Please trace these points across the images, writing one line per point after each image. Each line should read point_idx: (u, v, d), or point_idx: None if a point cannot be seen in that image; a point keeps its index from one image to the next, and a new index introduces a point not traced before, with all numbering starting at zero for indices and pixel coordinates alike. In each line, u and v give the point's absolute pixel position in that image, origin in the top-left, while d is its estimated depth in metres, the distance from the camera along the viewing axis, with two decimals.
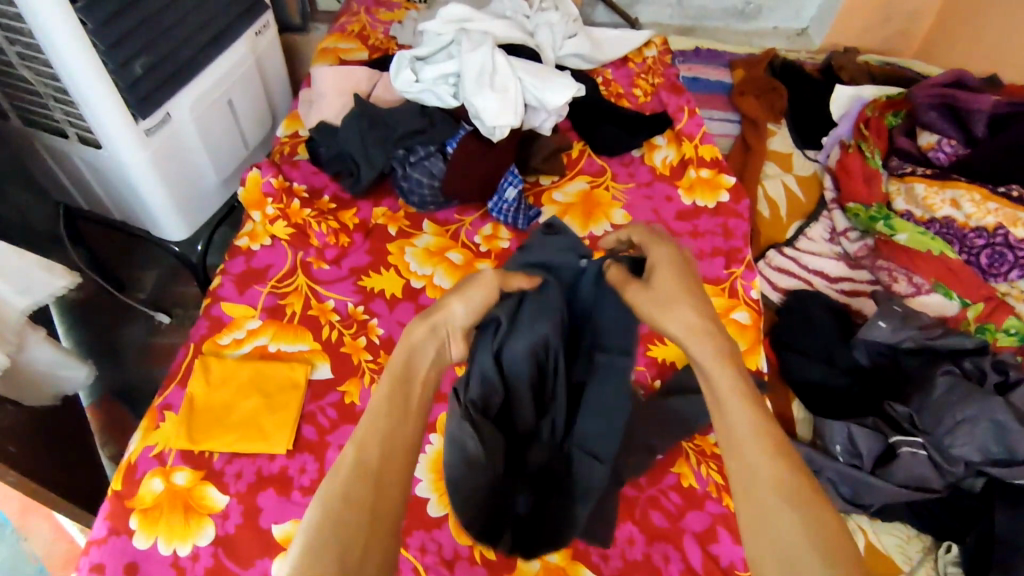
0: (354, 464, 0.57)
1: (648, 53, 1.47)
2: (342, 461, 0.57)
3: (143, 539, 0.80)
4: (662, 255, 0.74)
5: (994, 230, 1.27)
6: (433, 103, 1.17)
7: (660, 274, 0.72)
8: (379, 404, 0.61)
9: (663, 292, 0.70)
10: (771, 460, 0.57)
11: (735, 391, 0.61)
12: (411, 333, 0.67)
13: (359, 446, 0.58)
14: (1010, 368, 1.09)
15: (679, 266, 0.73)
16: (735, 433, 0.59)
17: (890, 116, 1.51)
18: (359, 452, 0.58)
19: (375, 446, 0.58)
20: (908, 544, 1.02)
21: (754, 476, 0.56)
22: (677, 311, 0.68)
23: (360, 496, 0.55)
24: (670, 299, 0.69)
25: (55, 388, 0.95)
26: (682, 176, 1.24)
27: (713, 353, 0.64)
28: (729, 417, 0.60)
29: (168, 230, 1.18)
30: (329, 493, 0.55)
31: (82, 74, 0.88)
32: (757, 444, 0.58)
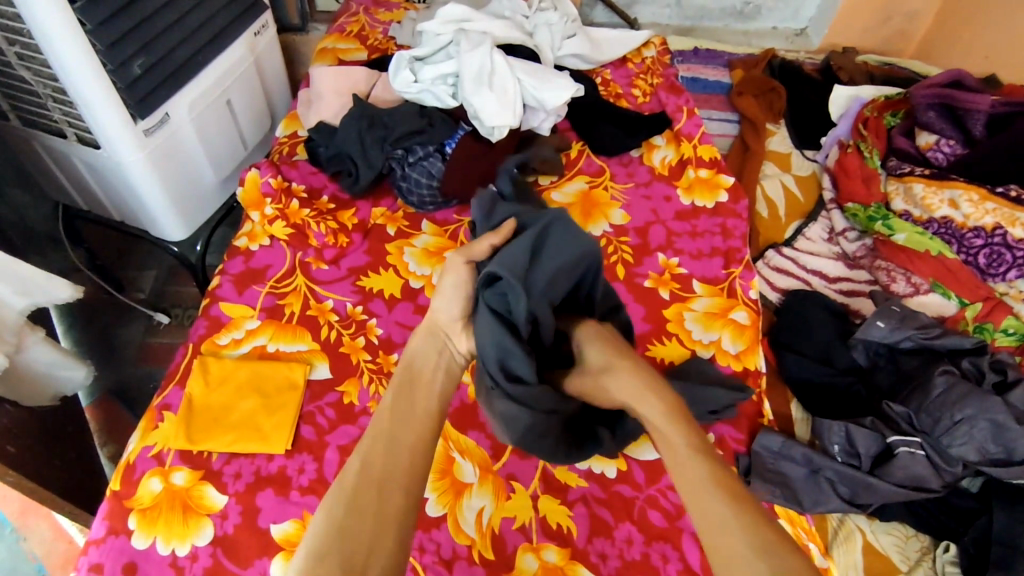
0: (356, 473, 0.67)
1: (647, 54, 1.47)
2: (348, 473, 0.68)
3: (142, 539, 0.80)
4: (590, 332, 0.84)
5: (992, 230, 1.27)
6: (432, 104, 1.18)
7: (592, 348, 0.82)
8: (378, 423, 0.72)
9: (602, 365, 0.80)
10: (727, 505, 0.66)
11: (688, 448, 0.72)
12: (415, 343, 0.81)
13: (362, 462, 0.69)
14: (1009, 368, 1.09)
15: (608, 340, 0.83)
16: (692, 486, 0.69)
17: (889, 116, 1.51)
18: (362, 465, 0.68)
19: (376, 456, 0.69)
20: (906, 543, 1.03)
21: (718, 521, 0.65)
22: (623, 385, 0.78)
23: (361, 499, 0.65)
24: (612, 373, 0.79)
25: (55, 389, 0.95)
26: (681, 176, 1.24)
27: (674, 430, 0.73)
28: (685, 470, 0.70)
29: (168, 231, 1.18)
30: (333, 504, 0.65)
31: (81, 74, 0.88)
32: (712, 493, 0.68)
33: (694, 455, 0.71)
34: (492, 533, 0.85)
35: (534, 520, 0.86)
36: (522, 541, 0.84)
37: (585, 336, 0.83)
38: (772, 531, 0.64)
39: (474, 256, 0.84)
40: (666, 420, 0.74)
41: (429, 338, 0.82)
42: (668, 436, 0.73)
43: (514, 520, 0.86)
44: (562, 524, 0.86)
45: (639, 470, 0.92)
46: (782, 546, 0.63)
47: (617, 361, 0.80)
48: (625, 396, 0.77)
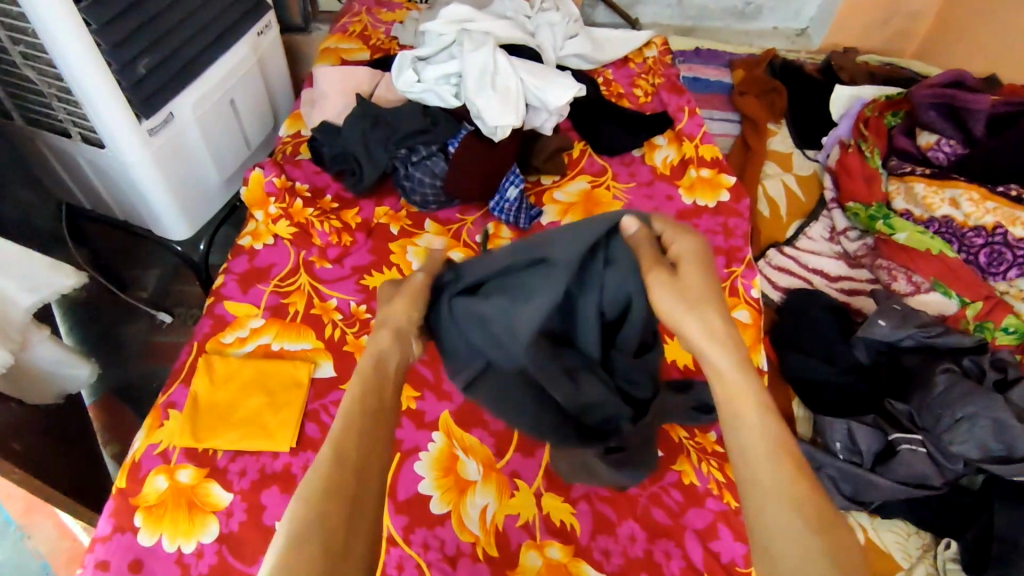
0: (332, 461, 0.56)
1: (648, 54, 1.47)
2: (319, 461, 0.56)
3: (148, 537, 0.81)
4: (690, 246, 0.66)
5: (993, 230, 1.27)
6: (434, 104, 1.18)
7: (689, 268, 0.64)
8: (351, 402, 0.61)
9: (691, 286, 0.63)
10: (791, 483, 0.55)
11: (758, 406, 0.58)
12: (377, 339, 0.67)
13: (335, 447, 0.57)
14: (1010, 366, 1.09)
15: (705, 260, 0.65)
16: (750, 446, 0.58)
17: (889, 115, 1.51)
18: (335, 450, 0.57)
19: (353, 442, 0.58)
20: (908, 541, 1.03)
21: (770, 494, 0.55)
22: (703, 316, 0.62)
23: (341, 494, 0.55)
24: (695, 301, 0.62)
25: (59, 387, 0.95)
26: (683, 176, 1.24)
27: (733, 364, 0.60)
28: (747, 429, 0.58)
29: (171, 230, 1.19)
30: (306, 496, 0.54)
31: (86, 74, 0.89)
32: (776, 464, 0.56)
33: (762, 415, 0.58)
34: (496, 531, 0.85)
35: (538, 517, 0.87)
36: (526, 538, 0.85)
37: (680, 250, 0.66)
38: (837, 525, 0.54)
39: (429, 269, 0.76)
40: (739, 368, 0.60)
41: (395, 338, 0.68)
42: (736, 385, 0.60)
43: (518, 518, 0.86)
44: (566, 522, 0.87)
45: None
46: (842, 534, 0.54)
47: (707, 287, 0.63)
48: (692, 326, 0.62)
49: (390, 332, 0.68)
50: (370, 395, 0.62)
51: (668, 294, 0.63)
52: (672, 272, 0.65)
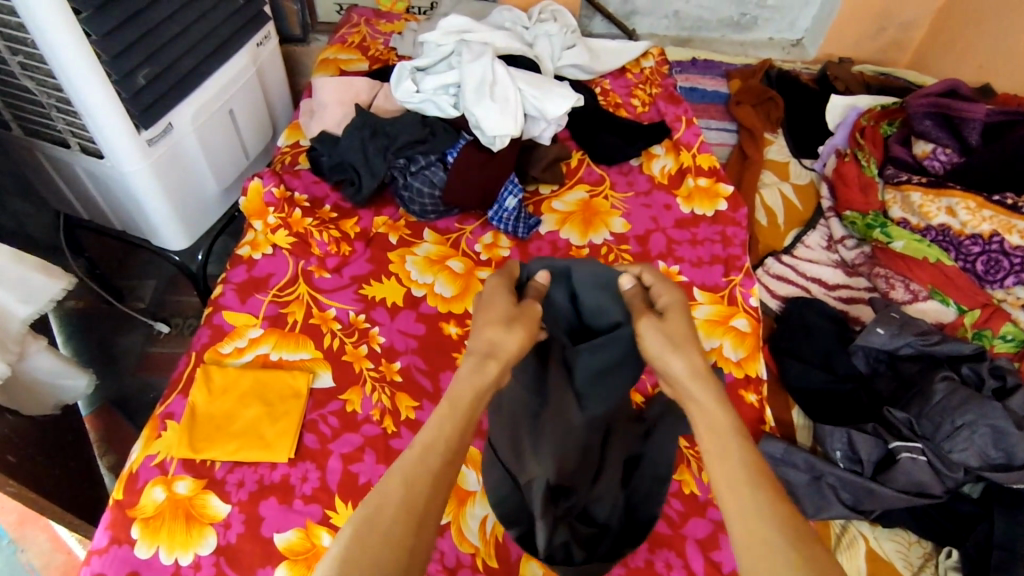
0: (402, 501, 0.57)
1: (645, 64, 1.48)
2: (389, 495, 0.57)
3: (145, 549, 0.80)
4: (675, 301, 0.74)
5: (989, 238, 1.28)
6: (434, 114, 1.19)
7: (676, 316, 0.71)
8: (433, 438, 0.61)
9: (676, 332, 0.70)
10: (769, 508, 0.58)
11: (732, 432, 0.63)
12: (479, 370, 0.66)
13: (408, 483, 0.58)
14: (1007, 373, 1.09)
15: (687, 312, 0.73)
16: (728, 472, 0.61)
17: (884, 125, 1.53)
18: (408, 489, 0.57)
19: (422, 487, 0.58)
20: (909, 550, 1.01)
21: (753, 529, 0.57)
22: (683, 354, 0.68)
23: (403, 537, 0.55)
24: (679, 343, 0.69)
25: (55, 398, 0.95)
26: (680, 185, 1.25)
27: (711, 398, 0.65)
28: (721, 460, 0.62)
29: (169, 240, 1.18)
30: (371, 527, 0.55)
31: (86, 84, 0.89)
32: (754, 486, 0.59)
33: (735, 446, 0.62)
34: (496, 542, 0.85)
35: None
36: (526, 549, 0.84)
37: (666, 303, 0.74)
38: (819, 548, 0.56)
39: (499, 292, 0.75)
40: (720, 402, 0.65)
41: (500, 371, 0.67)
42: (715, 422, 0.64)
43: None
44: None
45: None
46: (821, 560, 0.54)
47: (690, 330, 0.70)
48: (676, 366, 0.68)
49: (492, 364, 0.67)
50: (452, 433, 0.62)
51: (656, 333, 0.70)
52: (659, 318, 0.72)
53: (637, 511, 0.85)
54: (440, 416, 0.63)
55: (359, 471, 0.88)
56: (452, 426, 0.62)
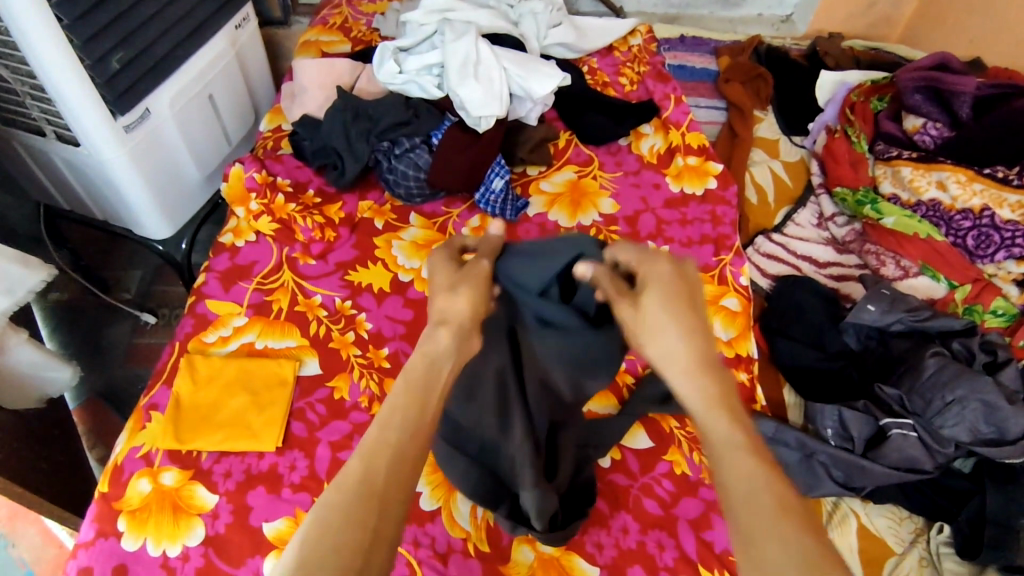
0: (362, 478, 0.56)
1: (633, 42, 1.46)
2: (350, 473, 0.57)
3: (131, 541, 0.79)
4: (658, 273, 0.70)
5: (980, 212, 1.28)
6: (416, 95, 1.16)
7: (651, 294, 0.69)
8: (391, 417, 0.61)
9: (650, 316, 0.68)
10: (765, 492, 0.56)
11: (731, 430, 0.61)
12: (435, 343, 0.67)
13: (366, 462, 0.57)
14: (998, 347, 1.10)
15: (672, 290, 0.69)
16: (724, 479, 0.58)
17: (874, 100, 1.51)
18: (366, 470, 0.57)
19: (383, 465, 0.58)
20: (901, 526, 1.03)
21: (754, 526, 0.54)
22: (664, 343, 0.67)
23: (361, 517, 0.54)
24: (657, 331, 0.67)
25: (40, 391, 0.93)
26: (669, 165, 1.23)
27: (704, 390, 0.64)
28: (724, 459, 0.59)
29: (151, 230, 1.16)
30: (329, 512, 0.54)
31: (58, 69, 0.86)
32: (756, 480, 0.57)
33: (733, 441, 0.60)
34: (488, 525, 0.84)
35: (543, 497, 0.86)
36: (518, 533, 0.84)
37: (646, 277, 0.70)
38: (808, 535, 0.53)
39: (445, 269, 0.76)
40: (708, 400, 0.63)
41: (453, 337, 0.68)
42: (709, 421, 0.62)
43: None
44: None
45: (633, 459, 0.91)
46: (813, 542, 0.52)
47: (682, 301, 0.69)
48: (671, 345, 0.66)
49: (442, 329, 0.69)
50: (410, 413, 0.61)
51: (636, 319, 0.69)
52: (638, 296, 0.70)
53: (585, 478, 0.87)
54: (396, 392, 0.63)
55: (347, 458, 0.87)
56: (412, 405, 0.62)
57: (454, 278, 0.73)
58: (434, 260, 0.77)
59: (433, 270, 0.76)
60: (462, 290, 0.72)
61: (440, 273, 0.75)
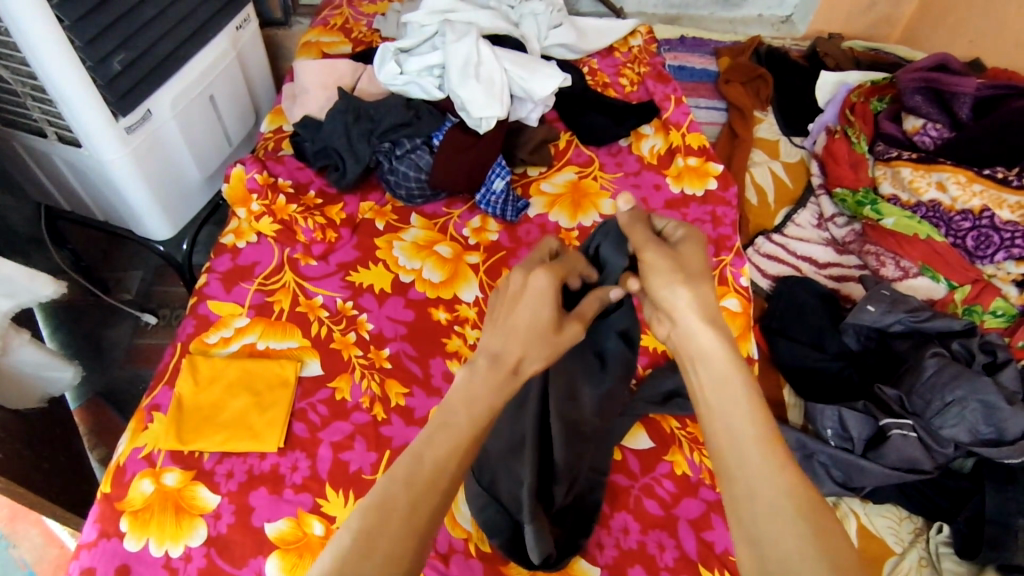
0: (409, 512, 0.51)
1: (633, 43, 1.46)
2: (394, 501, 0.51)
3: (134, 541, 0.80)
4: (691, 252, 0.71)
5: (980, 213, 1.28)
6: (418, 96, 1.17)
7: (690, 250, 0.71)
8: (448, 439, 0.55)
9: (690, 262, 0.69)
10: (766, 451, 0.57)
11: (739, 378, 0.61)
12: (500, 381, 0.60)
13: (416, 496, 0.52)
14: (998, 348, 1.09)
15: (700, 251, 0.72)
16: (734, 427, 0.58)
17: (875, 101, 1.51)
18: (416, 497, 0.52)
19: (431, 496, 0.52)
20: (900, 525, 1.04)
21: (758, 479, 0.55)
22: (697, 289, 0.67)
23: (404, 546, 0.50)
24: (693, 277, 0.68)
25: (41, 391, 0.93)
26: (670, 165, 1.24)
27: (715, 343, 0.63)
28: (730, 414, 0.59)
29: (152, 230, 1.16)
30: (374, 533, 0.49)
31: (60, 70, 0.86)
32: (759, 436, 0.57)
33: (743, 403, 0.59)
34: None
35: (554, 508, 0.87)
36: None
37: (683, 236, 0.73)
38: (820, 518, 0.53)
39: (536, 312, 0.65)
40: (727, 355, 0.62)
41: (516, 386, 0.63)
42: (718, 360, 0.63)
43: None
44: None
45: (633, 459, 0.92)
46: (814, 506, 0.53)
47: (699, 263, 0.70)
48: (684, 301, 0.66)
49: (491, 369, 0.61)
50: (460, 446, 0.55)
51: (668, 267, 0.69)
52: (672, 249, 0.71)
53: (591, 498, 0.86)
54: (456, 409, 0.57)
55: (349, 459, 0.87)
56: (464, 436, 0.56)
57: (541, 336, 0.64)
58: (536, 284, 0.67)
59: (519, 300, 0.66)
60: (547, 350, 0.64)
61: (530, 317, 0.65)
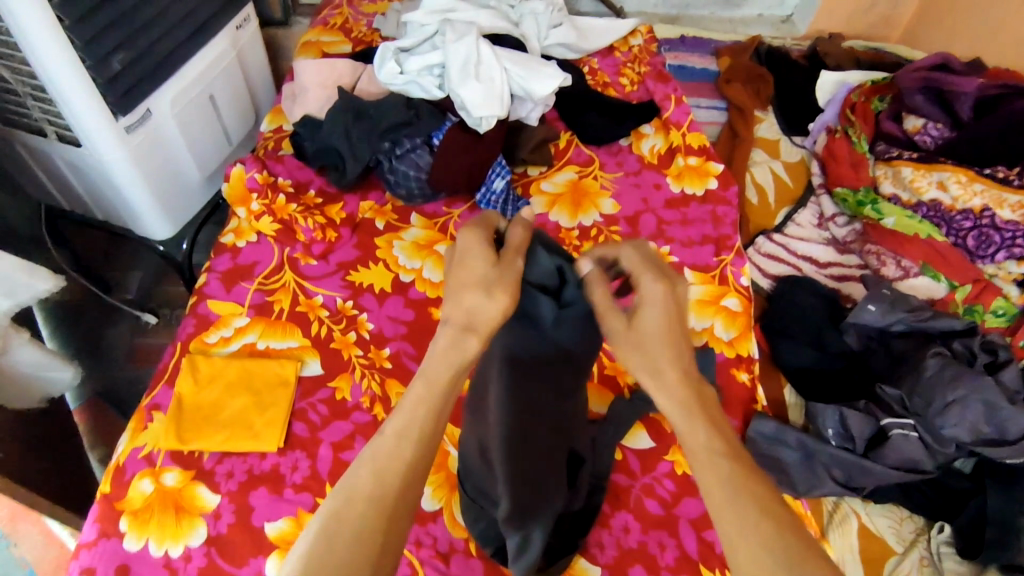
0: (374, 493, 0.52)
1: (633, 42, 1.46)
2: (359, 486, 0.52)
3: (134, 541, 0.79)
4: (653, 293, 0.62)
5: (981, 212, 1.28)
6: (417, 95, 1.17)
7: (646, 314, 0.62)
8: (408, 419, 0.55)
9: (645, 335, 0.61)
10: (756, 525, 0.52)
11: (710, 450, 0.57)
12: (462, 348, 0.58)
13: (379, 477, 0.52)
14: (998, 347, 1.09)
15: (671, 309, 0.62)
16: (718, 515, 0.54)
17: (876, 100, 1.51)
18: (377, 478, 0.53)
19: (397, 474, 0.53)
20: (901, 525, 1.04)
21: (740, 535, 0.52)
22: (655, 365, 0.60)
23: (371, 527, 0.50)
24: (648, 350, 0.61)
25: (41, 391, 0.93)
26: (671, 165, 1.23)
27: (684, 404, 0.59)
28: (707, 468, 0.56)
29: (152, 230, 1.16)
30: (339, 516, 0.51)
31: (59, 69, 0.86)
32: (744, 505, 0.53)
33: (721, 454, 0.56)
34: None
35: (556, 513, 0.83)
36: None
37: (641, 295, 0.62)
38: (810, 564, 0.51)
39: (466, 278, 0.60)
40: (697, 413, 0.59)
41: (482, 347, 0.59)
42: (687, 435, 0.58)
43: None
44: None
45: (634, 459, 0.91)
46: (811, 564, 0.50)
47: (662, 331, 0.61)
48: (646, 372, 0.61)
49: (446, 330, 0.59)
50: (424, 425, 0.55)
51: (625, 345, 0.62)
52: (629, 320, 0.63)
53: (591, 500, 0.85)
54: (413, 390, 0.57)
55: (350, 458, 0.87)
56: (428, 411, 0.56)
57: (490, 273, 0.60)
58: (459, 254, 0.62)
59: (459, 256, 0.62)
60: (501, 288, 0.60)
61: (473, 262, 0.61)
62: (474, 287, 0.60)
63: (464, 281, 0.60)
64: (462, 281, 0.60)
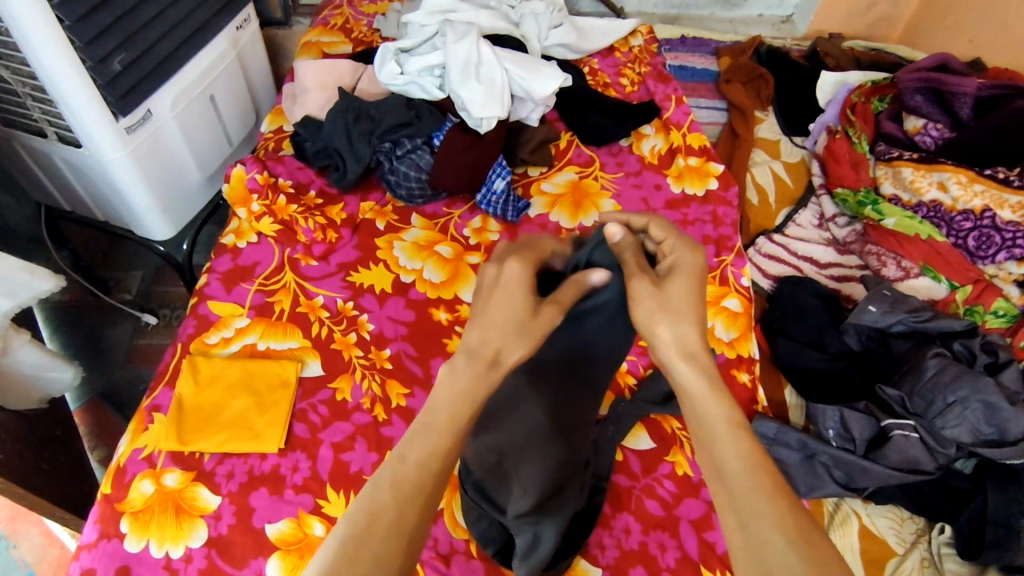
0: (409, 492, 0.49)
1: (634, 42, 1.46)
2: (381, 503, 0.48)
3: (134, 543, 0.79)
4: (686, 262, 0.62)
5: (981, 213, 1.28)
6: (418, 96, 1.17)
7: (677, 280, 0.60)
8: (445, 418, 0.52)
9: (674, 299, 0.59)
10: (769, 501, 0.49)
11: (727, 421, 0.54)
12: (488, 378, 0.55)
13: (402, 498, 0.48)
14: (999, 348, 1.10)
15: (697, 282, 0.61)
16: (730, 485, 0.51)
17: (875, 101, 1.51)
18: (416, 473, 0.49)
19: (431, 469, 0.50)
20: (902, 526, 1.04)
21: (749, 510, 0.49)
22: (678, 328, 0.58)
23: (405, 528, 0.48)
24: (675, 314, 0.59)
25: (42, 391, 0.93)
26: (671, 165, 1.23)
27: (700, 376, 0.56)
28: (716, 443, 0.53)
29: (153, 229, 1.16)
30: (374, 514, 0.48)
31: (60, 69, 0.86)
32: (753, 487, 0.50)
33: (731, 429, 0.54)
34: None
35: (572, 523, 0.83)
36: None
37: (674, 262, 0.62)
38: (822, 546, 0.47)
39: (500, 322, 0.56)
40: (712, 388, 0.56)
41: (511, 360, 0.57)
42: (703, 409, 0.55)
43: None
44: None
45: (635, 461, 0.91)
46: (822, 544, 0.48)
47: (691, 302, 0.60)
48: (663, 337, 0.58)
49: (470, 363, 0.54)
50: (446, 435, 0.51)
51: (647, 302, 0.59)
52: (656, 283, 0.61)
53: (594, 503, 0.85)
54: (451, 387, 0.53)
55: (350, 459, 0.87)
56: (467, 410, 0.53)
57: (525, 318, 0.57)
58: (501, 287, 0.58)
59: (494, 289, 0.58)
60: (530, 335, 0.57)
61: (511, 302, 0.57)
62: (507, 333, 0.56)
63: (500, 326, 0.56)
64: (497, 322, 0.56)
